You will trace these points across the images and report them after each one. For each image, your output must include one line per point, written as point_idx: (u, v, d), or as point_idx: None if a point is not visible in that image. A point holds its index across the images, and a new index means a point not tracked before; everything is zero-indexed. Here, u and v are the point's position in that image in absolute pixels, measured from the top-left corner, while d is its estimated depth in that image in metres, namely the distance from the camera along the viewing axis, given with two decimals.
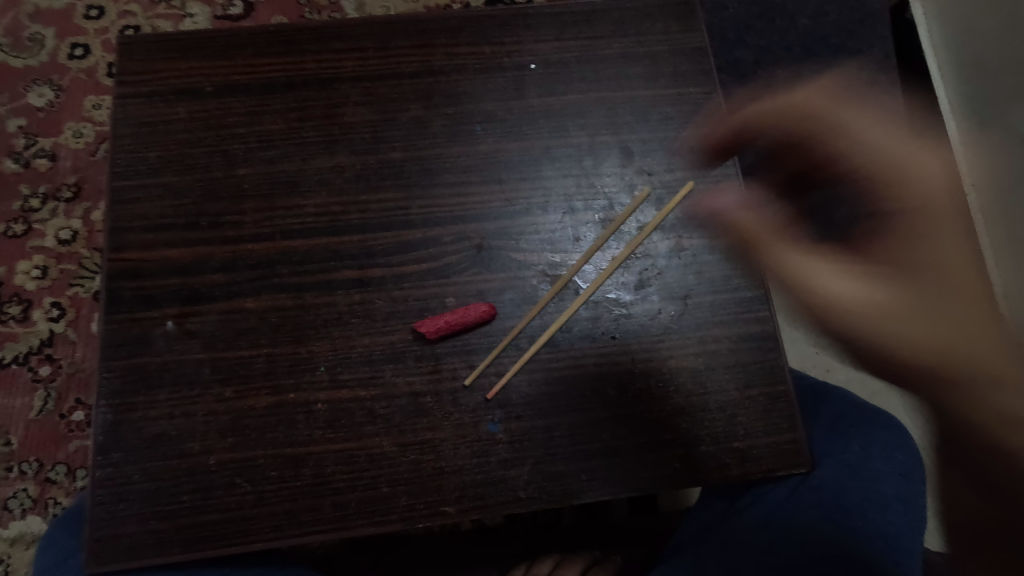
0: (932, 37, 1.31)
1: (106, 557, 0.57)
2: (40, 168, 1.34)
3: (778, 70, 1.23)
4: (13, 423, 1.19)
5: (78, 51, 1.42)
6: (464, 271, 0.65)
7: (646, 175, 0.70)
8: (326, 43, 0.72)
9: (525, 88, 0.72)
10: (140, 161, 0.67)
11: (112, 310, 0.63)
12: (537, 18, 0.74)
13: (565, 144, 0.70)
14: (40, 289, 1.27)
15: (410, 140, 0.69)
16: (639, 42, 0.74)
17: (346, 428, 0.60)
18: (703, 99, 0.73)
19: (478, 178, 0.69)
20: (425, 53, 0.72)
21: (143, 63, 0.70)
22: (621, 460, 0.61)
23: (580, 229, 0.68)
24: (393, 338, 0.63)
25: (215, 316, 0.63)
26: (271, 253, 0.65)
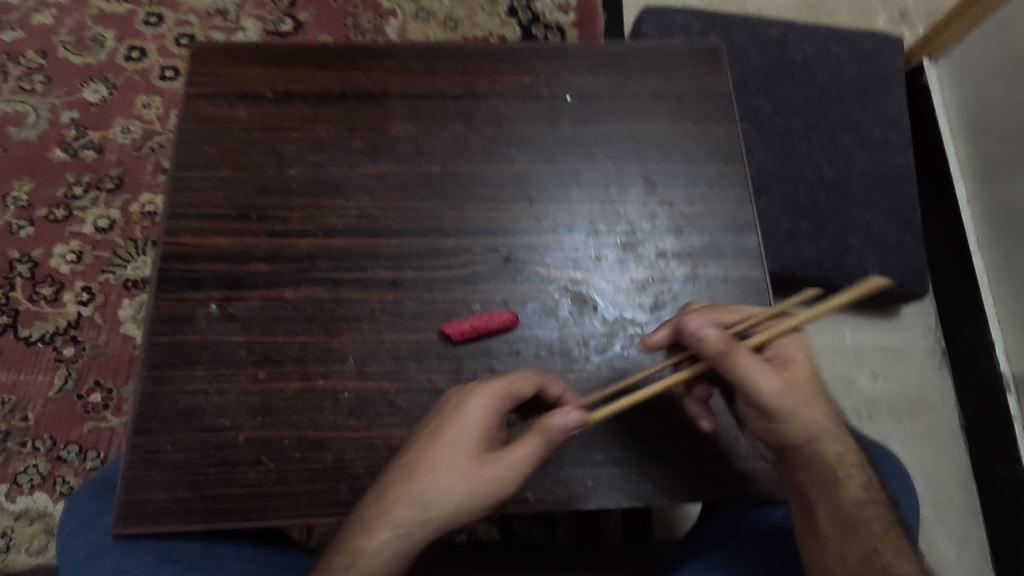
0: (946, 102, 1.37)
1: (130, 520, 0.60)
2: (86, 160, 1.41)
3: (795, 121, 1.29)
4: (32, 400, 1.23)
5: (135, 53, 1.51)
6: (491, 281, 0.70)
7: (666, 205, 0.74)
8: (379, 62, 0.78)
9: (558, 118, 0.77)
10: (200, 156, 0.73)
11: (161, 289, 0.67)
12: (575, 54, 0.80)
13: (592, 171, 0.75)
14: (73, 272, 1.32)
15: (449, 156, 0.75)
16: (668, 82, 0.80)
17: (369, 418, 0.64)
18: (725, 140, 0.78)
19: (509, 196, 0.73)
20: (469, 78, 0.78)
21: (211, 67, 0.76)
22: (627, 470, 0.64)
23: (601, 249, 0.72)
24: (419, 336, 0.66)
25: (257, 302, 0.67)
26: (312, 249, 0.69)
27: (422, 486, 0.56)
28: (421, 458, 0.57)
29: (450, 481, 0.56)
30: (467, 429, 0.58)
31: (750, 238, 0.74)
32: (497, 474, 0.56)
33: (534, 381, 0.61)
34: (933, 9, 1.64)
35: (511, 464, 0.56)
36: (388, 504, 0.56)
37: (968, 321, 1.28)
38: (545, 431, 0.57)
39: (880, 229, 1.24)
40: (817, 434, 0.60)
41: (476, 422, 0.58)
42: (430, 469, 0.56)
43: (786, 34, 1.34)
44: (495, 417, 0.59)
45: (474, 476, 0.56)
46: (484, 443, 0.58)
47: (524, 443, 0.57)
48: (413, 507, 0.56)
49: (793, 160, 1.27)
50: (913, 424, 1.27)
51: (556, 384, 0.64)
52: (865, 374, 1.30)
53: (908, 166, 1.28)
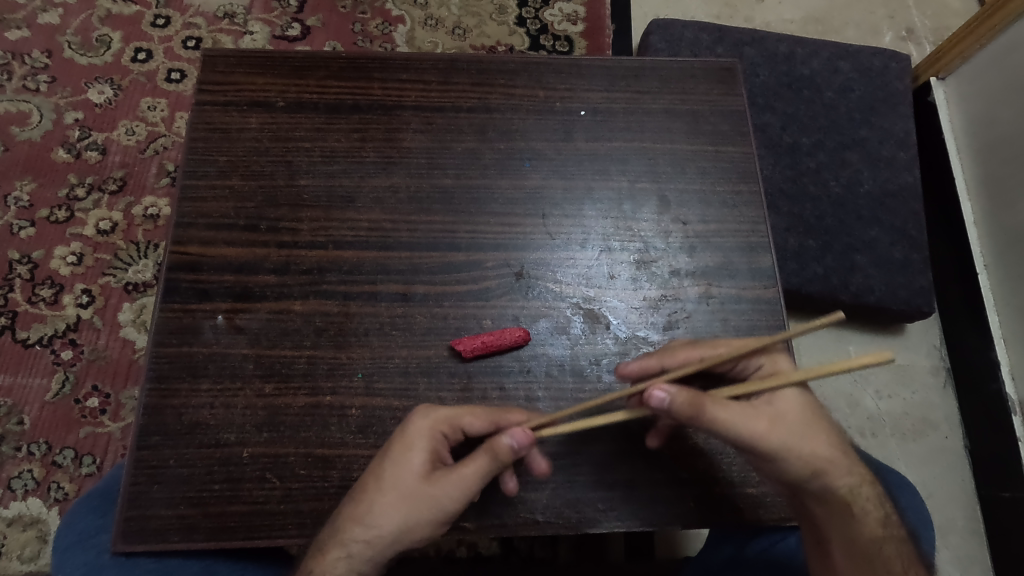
0: (953, 122, 1.37)
1: (133, 537, 0.59)
2: (89, 161, 1.40)
3: (803, 137, 1.29)
4: (28, 403, 1.21)
5: (141, 55, 1.50)
6: (502, 297, 0.69)
7: (680, 223, 0.74)
8: (393, 72, 0.77)
9: (572, 132, 0.77)
10: (209, 164, 0.72)
11: (167, 299, 0.66)
12: (590, 69, 0.80)
13: (606, 187, 0.75)
14: (73, 275, 1.31)
15: (463, 169, 0.74)
16: (683, 99, 0.80)
17: (377, 435, 0.62)
18: (740, 159, 0.77)
19: (522, 211, 0.73)
20: (482, 91, 0.78)
21: (224, 75, 0.76)
22: (638, 494, 0.63)
23: (615, 267, 0.71)
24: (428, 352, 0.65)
25: (264, 315, 0.66)
26: (322, 262, 0.68)
27: (369, 505, 0.53)
28: (369, 478, 0.55)
29: (393, 501, 0.53)
30: (411, 450, 0.55)
31: (765, 257, 0.73)
32: (440, 492, 0.53)
33: (485, 414, 0.59)
34: (940, 28, 1.64)
35: (453, 482, 0.53)
36: (355, 510, 0.54)
37: (974, 341, 1.27)
38: (492, 448, 0.54)
39: (886, 247, 1.24)
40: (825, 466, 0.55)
41: (420, 444, 0.55)
42: (377, 489, 0.54)
43: (795, 51, 1.34)
44: (439, 442, 0.57)
45: (430, 495, 0.53)
46: (432, 465, 0.55)
47: (469, 461, 0.54)
48: (361, 525, 0.53)
49: (800, 176, 1.27)
50: (918, 443, 1.26)
51: (514, 413, 0.61)
52: (869, 393, 1.29)
53: (915, 185, 1.27)
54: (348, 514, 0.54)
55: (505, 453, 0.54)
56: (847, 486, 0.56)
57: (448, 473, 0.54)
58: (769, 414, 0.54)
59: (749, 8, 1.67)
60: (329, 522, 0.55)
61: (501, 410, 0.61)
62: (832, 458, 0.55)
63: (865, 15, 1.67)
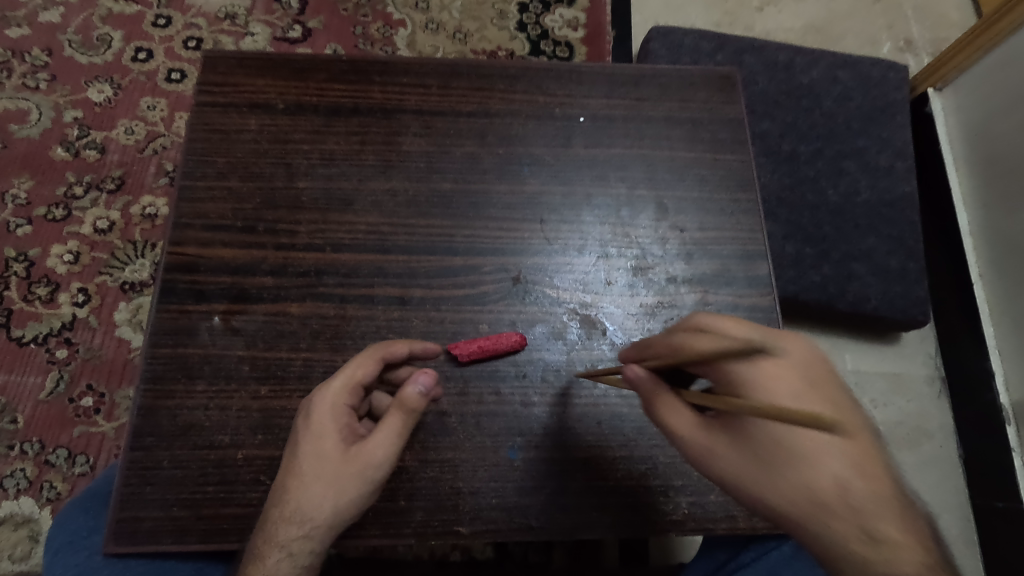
0: (950, 132, 1.37)
1: (124, 538, 0.58)
2: (88, 159, 1.40)
3: (801, 146, 1.30)
4: (22, 402, 1.21)
5: (141, 54, 1.50)
6: (499, 302, 0.69)
7: (678, 230, 0.74)
8: (393, 76, 0.78)
9: (572, 138, 0.77)
10: (208, 165, 0.72)
11: (163, 300, 0.66)
12: (590, 76, 0.80)
13: (605, 194, 0.75)
14: (69, 273, 1.30)
15: (462, 173, 0.74)
16: (682, 107, 0.80)
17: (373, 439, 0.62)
18: (738, 168, 0.78)
19: (520, 216, 0.73)
20: (482, 96, 0.78)
21: (224, 76, 0.76)
22: (633, 501, 0.63)
23: (612, 273, 0.71)
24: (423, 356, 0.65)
25: (261, 317, 0.66)
26: (320, 264, 0.68)
27: (295, 501, 0.54)
28: (287, 476, 0.55)
29: (321, 489, 0.54)
30: (322, 436, 0.56)
31: (761, 266, 0.73)
32: (365, 463, 0.54)
33: (372, 358, 0.59)
34: (938, 40, 1.65)
35: (375, 447, 0.54)
36: (281, 509, 0.54)
37: (970, 351, 1.28)
38: (404, 405, 0.55)
39: (883, 255, 1.24)
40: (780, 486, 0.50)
41: (326, 425, 0.56)
42: (299, 484, 0.54)
43: (793, 60, 1.35)
44: (345, 414, 0.57)
45: (349, 481, 0.54)
46: (346, 442, 0.56)
47: (384, 423, 0.55)
48: (293, 522, 0.54)
49: (798, 184, 1.28)
50: (912, 452, 1.26)
51: (398, 344, 0.62)
52: (864, 401, 1.29)
53: (911, 195, 1.28)
54: (275, 518, 0.54)
55: (416, 403, 0.55)
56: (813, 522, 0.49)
57: (365, 444, 0.55)
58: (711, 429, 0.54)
59: (749, 16, 1.68)
60: (258, 528, 0.56)
61: (384, 345, 0.62)
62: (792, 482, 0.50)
63: (864, 25, 1.68)
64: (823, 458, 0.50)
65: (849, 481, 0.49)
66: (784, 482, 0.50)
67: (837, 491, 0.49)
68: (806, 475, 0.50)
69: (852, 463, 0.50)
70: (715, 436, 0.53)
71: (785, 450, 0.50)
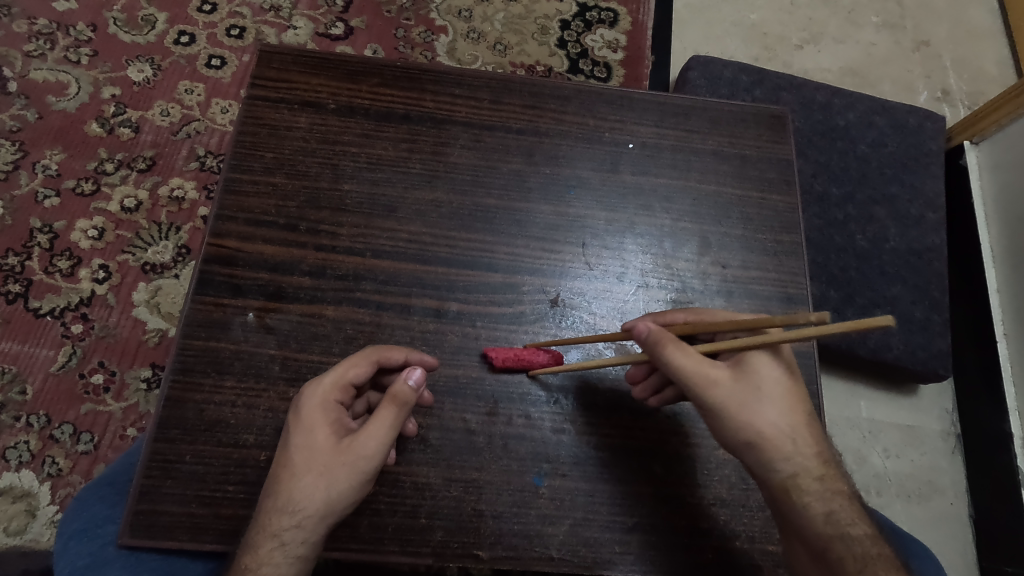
0: (983, 187, 1.36)
1: (140, 531, 0.58)
2: (121, 137, 1.40)
3: (834, 188, 1.29)
4: (33, 373, 1.20)
5: (184, 38, 1.51)
6: (535, 324, 0.68)
7: (720, 266, 0.73)
8: (446, 87, 0.77)
9: (619, 165, 0.76)
10: (255, 159, 0.72)
11: (200, 291, 0.65)
12: (642, 104, 0.80)
13: (649, 223, 0.74)
14: (92, 249, 1.30)
15: (507, 190, 0.73)
16: (732, 142, 0.79)
17: (394, 451, 0.61)
18: (784, 209, 0.76)
19: (562, 238, 0.72)
20: (534, 114, 0.78)
21: (278, 72, 0.76)
22: (656, 539, 0.61)
23: (651, 304, 0.70)
24: (437, 368, 0.64)
25: (295, 316, 0.65)
26: (358, 269, 0.68)
27: (287, 493, 0.53)
28: (279, 469, 0.55)
29: (313, 479, 0.54)
30: (312, 428, 0.55)
31: (802, 310, 0.72)
32: (356, 455, 0.54)
33: (366, 359, 0.59)
34: (977, 93, 1.65)
35: (368, 438, 0.54)
36: (273, 500, 0.54)
37: (988, 410, 1.25)
38: (395, 398, 0.54)
39: (908, 305, 1.23)
40: (786, 440, 0.57)
41: (316, 419, 0.56)
42: (290, 475, 0.54)
43: (832, 101, 1.35)
44: (335, 409, 0.57)
45: (343, 473, 0.54)
46: (339, 435, 0.56)
47: (376, 416, 0.55)
48: (286, 514, 0.53)
49: (828, 226, 1.27)
50: (922, 506, 1.24)
51: (396, 350, 0.61)
52: (877, 451, 1.28)
53: (941, 246, 1.27)
54: (266, 509, 0.54)
55: (408, 396, 0.55)
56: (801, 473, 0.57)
57: (356, 435, 0.55)
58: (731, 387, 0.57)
59: (788, 53, 1.68)
60: (252, 519, 0.55)
61: (380, 348, 0.61)
62: (787, 436, 0.57)
63: (903, 72, 1.68)
64: (787, 400, 0.58)
65: (805, 420, 0.59)
66: (767, 412, 0.57)
67: (797, 421, 0.58)
68: (776, 406, 0.57)
69: (803, 406, 0.59)
70: (716, 376, 0.57)
71: (767, 391, 0.58)
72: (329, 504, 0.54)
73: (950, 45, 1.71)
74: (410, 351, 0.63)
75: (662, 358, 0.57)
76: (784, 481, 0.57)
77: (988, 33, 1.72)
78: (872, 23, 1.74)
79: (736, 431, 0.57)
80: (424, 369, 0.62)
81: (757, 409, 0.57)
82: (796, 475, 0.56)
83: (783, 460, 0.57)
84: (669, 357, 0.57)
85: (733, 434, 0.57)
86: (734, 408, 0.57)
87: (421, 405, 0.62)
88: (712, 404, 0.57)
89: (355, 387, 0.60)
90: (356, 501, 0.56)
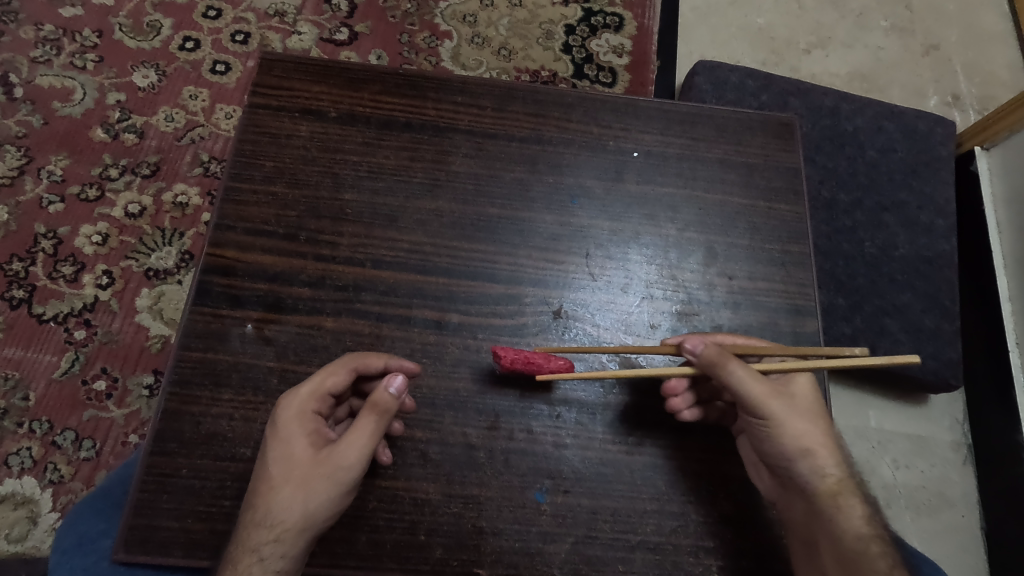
0: (995, 193, 1.34)
1: (134, 547, 0.57)
2: (126, 143, 1.40)
3: (840, 194, 1.27)
4: (35, 379, 1.20)
5: (189, 44, 1.51)
6: (537, 336, 0.67)
7: (726, 277, 0.71)
8: (448, 95, 0.77)
9: (623, 174, 0.75)
10: (256, 168, 0.71)
11: (198, 302, 0.64)
12: (646, 111, 0.79)
13: (654, 233, 0.72)
14: (95, 255, 1.30)
15: (509, 200, 0.72)
16: (738, 151, 0.78)
17: (386, 458, 0.60)
18: (792, 218, 0.75)
19: (565, 248, 0.71)
20: (537, 122, 0.77)
21: (279, 80, 0.75)
22: (660, 558, 0.60)
23: (656, 316, 0.69)
24: (417, 373, 0.62)
25: (294, 328, 0.64)
26: (358, 279, 0.67)
27: (264, 506, 0.53)
28: (257, 482, 0.54)
29: (290, 492, 0.53)
30: (290, 439, 0.55)
31: (810, 323, 0.70)
32: (334, 466, 0.53)
33: (344, 367, 0.58)
34: (988, 98, 1.63)
35: (349, 448, 0.53)
36: (252, 515, 0.53)
37: (1000, 421, 1.23)
38: (377, 406, 0.53)
39: (918, 313, 1.21)
40: (832, 449, 0.59)
41: (293, 430, 0.55)
42: (268, 489, 0.53)
43: (839, 106, 1.33)
44: (313, 419, 0.56)
45: (324, 485, 0.53)
46: (317, 446, 0.55)
47: (357, 424, 0.54)
48: (264, 528, 0.52)
49: (834, 232, 1.25)
50: (932, 518, 1.22)
51: (374, 357, 0.60)
52: (887, 462, 1.25)
53: (952, 254, 1.25)
54: (245, 523, 0.53)
55: (389, 404, 0.54)
56: (843, 484, 0.58)
57: (336, 445, 0.54)
58: (783, 400, 0.59)
59: (796, 58, 1.67)
60: (232, 534, 0.54)
61: (358, 355, 0.60)
62: (831, 448, 0.59)
63: (912, 77, 1.66)
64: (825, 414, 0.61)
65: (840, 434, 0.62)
66: (815, 422, 0.59)
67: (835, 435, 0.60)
68: (820, 419, 0.59)
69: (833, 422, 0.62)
70: (770, 390, 0.59)
71: (812, 405, 0.60)
72: (310, 517, 0.53)
73: (961, 49, 1.69)
74: (390, 357, 0.62)
75: (725, 370, 0.58)
76: (831, 489, 0.58)
77: (999, 37, 1.70)
78: (881, 27, 1.72)
79: (793, 441, 0.58)
80: (404, 375, 0.60)
81: (806, 420, 0.59)
82: (841, 483, 0.58)
83: (829, 469, 0.59)
84: (730, 370, 0.58)
85: (785, 445, 0.58)
86: (787, 419, 0.58)
87: (402, 412, 0.61)
88: (769, 414, 0.58)
89: (333, 396, 0.59)
90: (338, 512, 0.55)
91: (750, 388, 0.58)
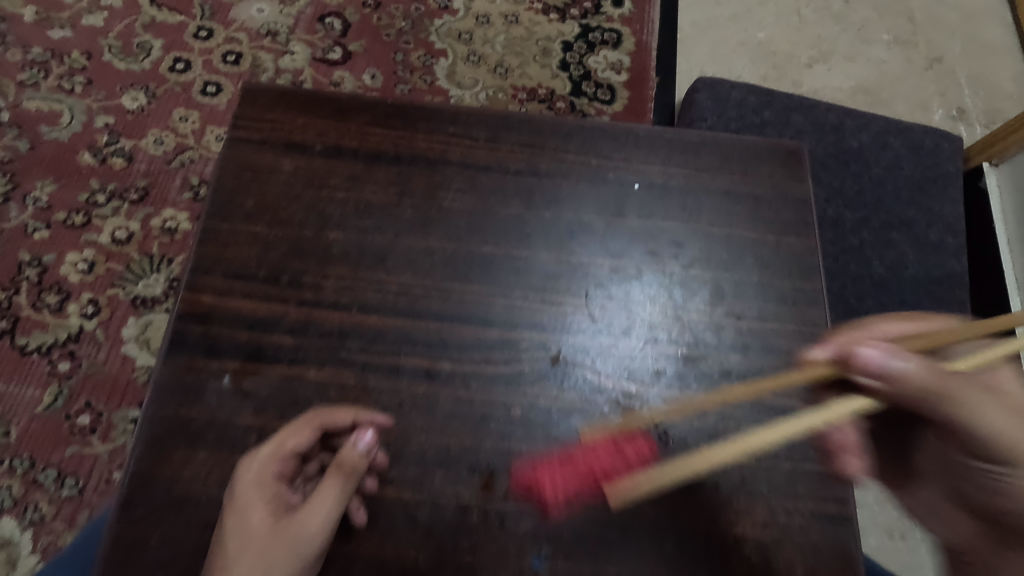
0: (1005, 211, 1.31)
1: None
2: (114, 167, 1.37)
3: (845, 212, 1.23)
4: (17, 413, 1.15)
5: (179, 65, 1.48)
6: (534, 384, 0.63)
7: (735, 317, 0.67)
8: (440, 125, 0.73)
9: (625, 208, 0.71)
10: (236, 206, 0.67)
11: (173, 353, 0.61)
12: (647, 139, 0.75)
13: (658, 270, 0.68)
14: (82, 283, 1.26)
15: (504, 237, 0.68)
16: (746, 180, 0.74)
17: (361, 519, 0.56)
18: (803, 252, 0.71)
19: (564, 288, 0.67)
20: (533, 153, 0.73)
21: (262, 111, 0.71)
22: None
23: (660, 361, 0.65)
24: (391, 426, 0.59)
25: (275, 379, 0.60)
26: (344, 324, 0.63)
27: None
28: (213, 556, 0.50)
29: (244, 569, 0.49)
30: (246, 508, 0.51)
31: None
32: (295, 535, 0.51)
33: (308, 425, 0.55)
34: (994, 112, 1.59)
35: (312, 514, 0.51)
36: None
37: None
38: (343, 466, 0.52)
39: None
40: None
41: (251, 497, 0.52)
42: (221, 564, 0.49)
43: (842, 122, 1.30)
44: (273, 484, 0.53)
45: (282, 557, 0.50)
46: (276, 514, 0.52)
47: (322, 489, 0.52)
48: None
49: (842, 252, 1.20)
50: None
51: (342, 412, 0.56)
52: None
53: (962, 274, 1.20)
54: None
55: (357, 462, 0.52)
56: None
57: (298, 512, 0.51)
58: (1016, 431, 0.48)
59: (797, 72, 1.63)
60: None
61: (324, 411, 0.56)
62: None
63: (916, 90, 1.62)
64: None
65: None
66: None
67: None
68: None
69: None
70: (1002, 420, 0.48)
71: None
72: None
73: (965, 62, 1.66)
74: (360, 410, 0.58)
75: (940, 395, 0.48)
76: None
77: (1005, 50, 1.67)
78: (883, 40, 1.69)
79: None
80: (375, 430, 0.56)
81: None
82: None
83: None
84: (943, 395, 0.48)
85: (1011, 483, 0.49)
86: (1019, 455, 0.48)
87: (374, 470, 0.58)
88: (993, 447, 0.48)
89: (298, 458, 0.55)
90: None
91: (973, 415, 0.48)
